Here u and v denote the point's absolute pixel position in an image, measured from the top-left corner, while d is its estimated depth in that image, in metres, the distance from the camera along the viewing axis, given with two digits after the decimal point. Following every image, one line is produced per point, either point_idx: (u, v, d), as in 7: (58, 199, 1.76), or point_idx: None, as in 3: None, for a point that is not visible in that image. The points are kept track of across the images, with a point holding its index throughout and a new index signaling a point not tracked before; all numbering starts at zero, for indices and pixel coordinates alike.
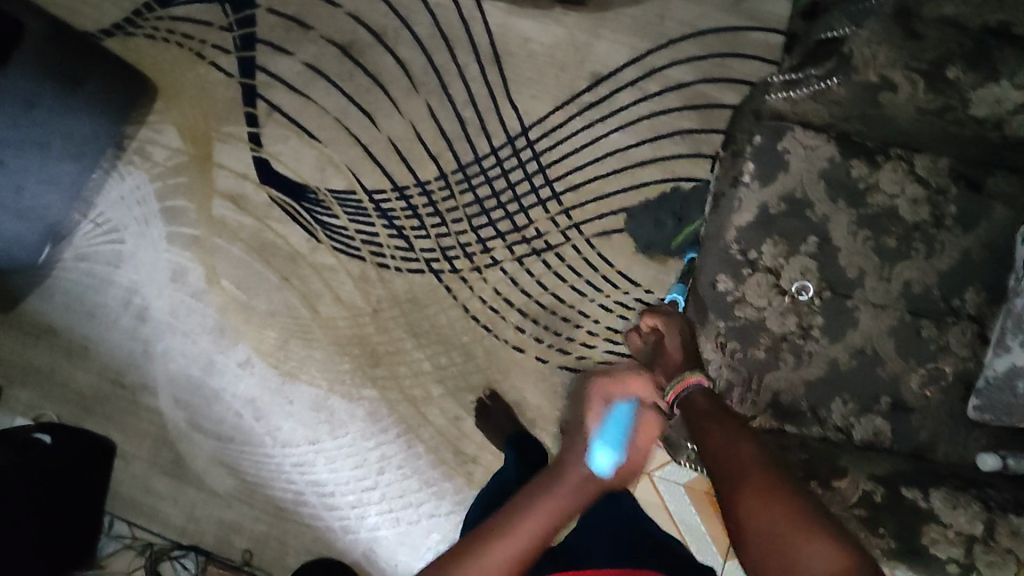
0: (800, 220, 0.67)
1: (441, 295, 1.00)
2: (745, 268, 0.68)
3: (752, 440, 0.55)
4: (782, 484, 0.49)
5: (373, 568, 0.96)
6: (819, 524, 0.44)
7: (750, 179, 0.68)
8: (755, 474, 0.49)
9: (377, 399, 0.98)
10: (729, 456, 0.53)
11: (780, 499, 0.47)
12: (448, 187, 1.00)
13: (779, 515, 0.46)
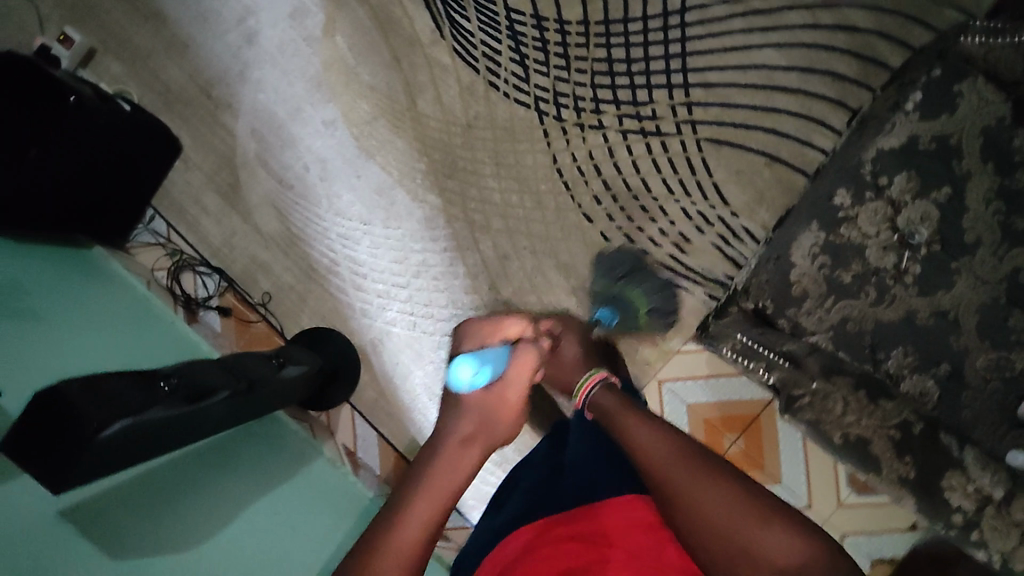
0: (943, 166, 0.66)
1: (537, 136, 0.98)
2: (868, 191, 0.68)
3: (688, 459, 0.44)
4: (757, 521, 0.40)
5: (373, 358, 0.99)
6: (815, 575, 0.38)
7: (912, 108, 0.66)
8: (711, 488, 0.42)
9: (437, 208, 0.99)
10: (679, 501, 0.43)
11: (767, 547, 0.39)
12: (585, 36, 0.97)
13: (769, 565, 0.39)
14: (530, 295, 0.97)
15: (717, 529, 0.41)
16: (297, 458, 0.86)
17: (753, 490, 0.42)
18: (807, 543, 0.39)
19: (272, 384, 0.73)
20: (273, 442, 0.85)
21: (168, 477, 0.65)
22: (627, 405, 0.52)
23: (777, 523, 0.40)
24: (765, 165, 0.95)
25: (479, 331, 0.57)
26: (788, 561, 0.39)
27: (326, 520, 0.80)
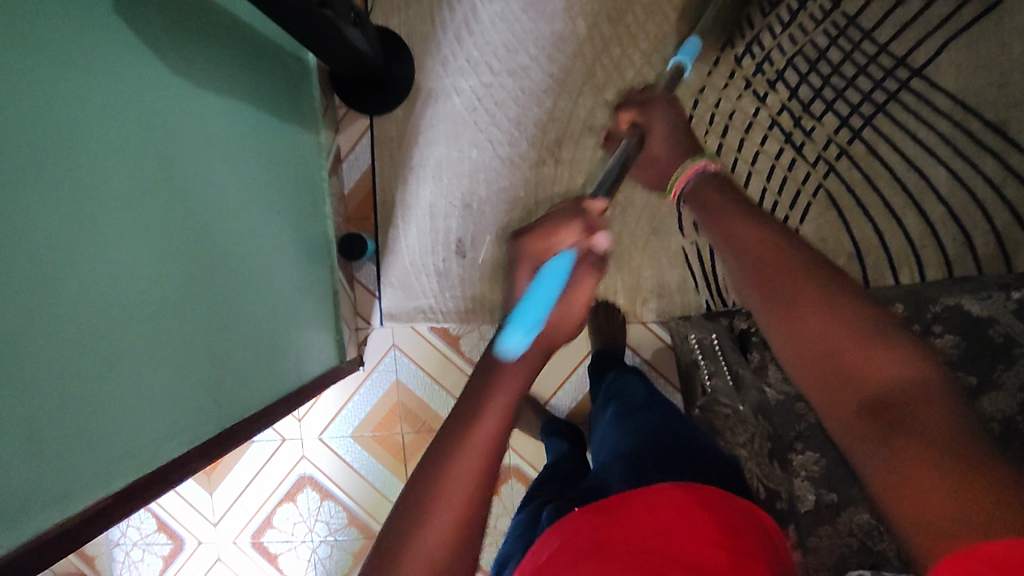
0: (990, 363, 0.62)
1: (706, 57, 0.92)
2: (917, 325, 0.66)
3: (819, 283, 0.41)
4: (872, 353, 0.37)
5: (421, 105, 0.97)
6: (915, 394, 0.35)
7: (1015, 296, 0.63)
8: (805, 301, 0.40)
9: (576, 36, 0.93)
10: (818, 366, 0.39)
11: (876, 367, 0.37)
12: (823, 15, 0.90)
13: (876, 386, 0.36)
14: (579, 174, 0.95)
15: (827, 346, 0.39)
16: (290, 113, 0.85)
17: (869, 323, 0.38)
18: (925, 368, 0.36)
19: (320, 27, 0.70)
20: (284, 83, 0.83)
21: (199, 10, 0.63)
22: (717, 190, 0.55)
23: (898, 344, 0.37)
24: (847, 254, 0.92)
25: (527, 250, 0.50)
26: (904, 379, 0.36)
27: (252, 176, 0.75)
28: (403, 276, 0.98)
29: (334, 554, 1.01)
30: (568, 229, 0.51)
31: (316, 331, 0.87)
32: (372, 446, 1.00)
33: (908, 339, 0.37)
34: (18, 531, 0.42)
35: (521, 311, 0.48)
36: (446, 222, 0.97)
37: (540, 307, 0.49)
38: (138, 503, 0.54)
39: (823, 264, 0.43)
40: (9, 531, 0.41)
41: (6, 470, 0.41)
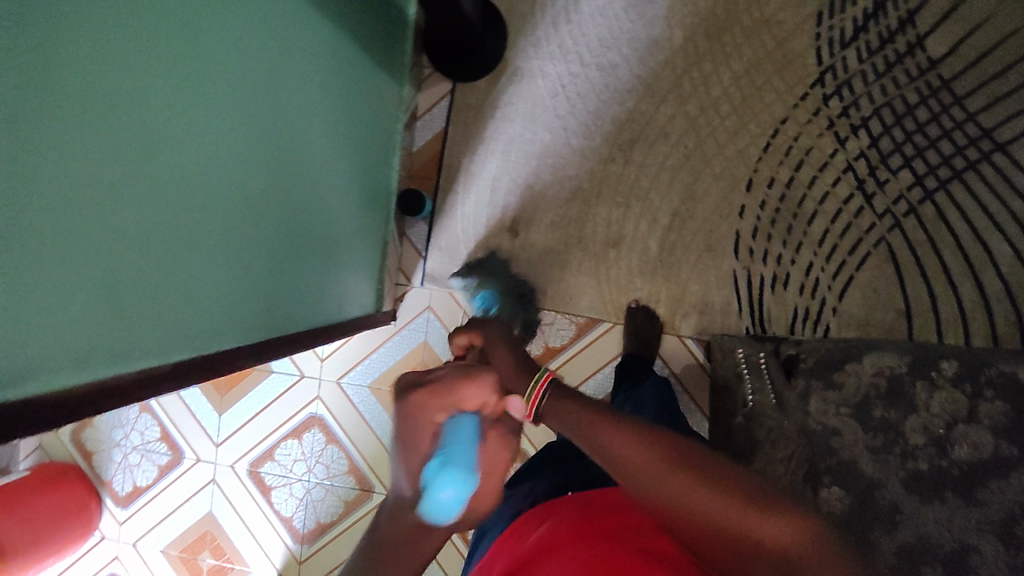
0: None
1: (794, 90, 0.92)
2: (967, 386, 0.63)
3: (685, 463, 0.41)
4: (761, 517, 0.39)
5: (504, 81, 0.98)
6: (820, 561, 0.37)
7: None
8: (691, 485, 0.40)
9: (671, 45, 0.94)
10: (712, 541, 0.40)
11: (768, 535, 0.38)
12: (918, 71, 0.90)
13: (772, 558, 0.38)
14: (644, 178, 0.95)
15: (714, 531, 0.39)
16: (382, 59, 0.86)
17: (747, 485, 0.40)
18: (805, 531, 0.38)
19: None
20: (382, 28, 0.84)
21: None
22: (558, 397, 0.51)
23: (775, 510, 0.39)
24: (897, 311, 0.91)
25: (426, 408, 0.45)
26: (791, 553, 0.38)
27: (336, 106, 0.76)
28: (452, 242, 0.99)
29: (327, 499, 1.01)
30: (469, 388, 0.45)
31: (361, 273, 0.89)
32: (387, 401, 1.00)
33: (780, 498, 0.40)
34: (83, 370, 0.42)
35: (447, 461, 0.43)
36: (505, 199, 0.98)
37: (467, 459, 0.43)
38: (191, 380, 0.53)
39: (713, 451, 0.42)
40: (74, 368, 0.41)
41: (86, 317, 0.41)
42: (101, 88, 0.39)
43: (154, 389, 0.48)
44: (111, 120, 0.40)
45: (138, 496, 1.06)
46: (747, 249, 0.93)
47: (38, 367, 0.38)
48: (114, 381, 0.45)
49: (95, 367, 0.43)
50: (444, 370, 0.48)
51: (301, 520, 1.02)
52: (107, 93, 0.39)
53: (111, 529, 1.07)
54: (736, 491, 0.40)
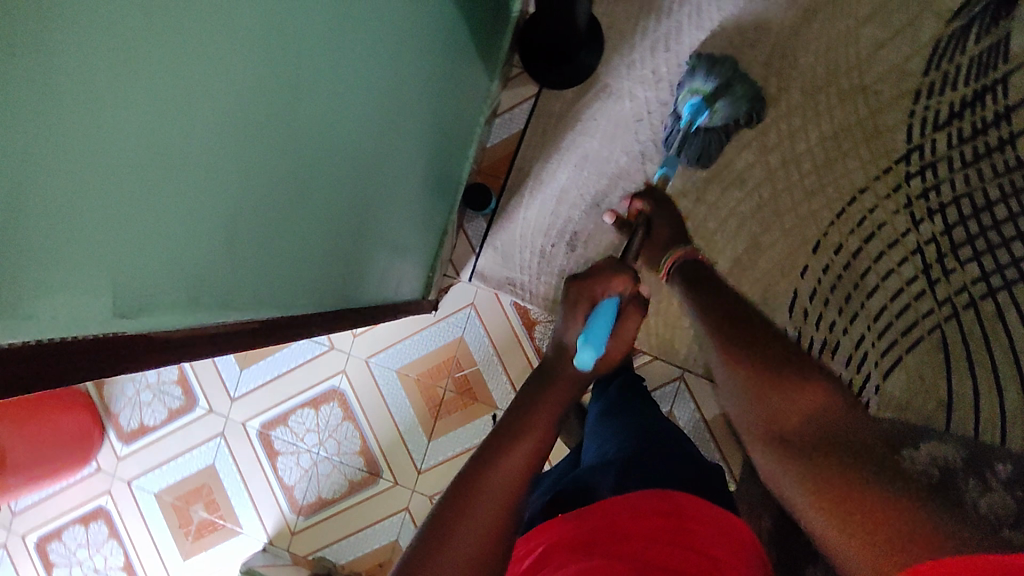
0: None
1: (877, 163, 0.92)
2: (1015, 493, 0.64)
3: (737, 346, 0.56)
4: (802, 390, 0.50)
5: (591, 95, 0.97)
6: (828, 411, 0.49)
7: None
8: (738, 347, 0.56)
9: (765, 93, 0.93)
10: (750, 393, 0.53)
11: (800, 399, 0.50)
12: (1005, 169, 0.90)
13: (796, 411, 0.49)
14: (712, 219, 0.94)
15: (748, 377, 0.54)
16: (479, 48, 0.85)
17: (786, 357, 0.54)
18: (825, 395, 0.49)
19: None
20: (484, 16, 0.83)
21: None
22: (687, 274, 0.70)
23: (813, 380, 0.51)
24: (937, 400, 0.90)
25: (584, 291, 0.66)
26: (819, 411, 0.49)
27: (431, 91, 0.75)
28: (508, 244, 0.98)
29: (332, 475, 1.00)
30: (620, 278, 0.66)
31: (416, 259, 0.88)
32: (411, 389, 0.99)
33: (824, 380, 0.51)
34: (201, 317, 0.40)
35: (588, 337, 0.60)
36: (569, 212, 0.97)
37: (602, 336, 0.61)
38: (271, 338, 0.51)
39: (778, 336, 0.57)
40: (193, 315, 0.39)
41: (208, 277, 0.40)
42: (259, 36, 0.37)
43: (243, 341, 0.46)
44: (261, 70, 0.38)
45: (143, 435, 1.05)
46: (801, 310, 0.92)
47: (167, 306, 0.36)
48: (219, 330, 0.43)
49: (209, 314, 0.41)
50: (598, 267, 0.68)
51: (303, 491, 1.01)
52: (264, 40, 0.38)
53: (107, 462, 1.05)
54: (776, 352, 0.55)
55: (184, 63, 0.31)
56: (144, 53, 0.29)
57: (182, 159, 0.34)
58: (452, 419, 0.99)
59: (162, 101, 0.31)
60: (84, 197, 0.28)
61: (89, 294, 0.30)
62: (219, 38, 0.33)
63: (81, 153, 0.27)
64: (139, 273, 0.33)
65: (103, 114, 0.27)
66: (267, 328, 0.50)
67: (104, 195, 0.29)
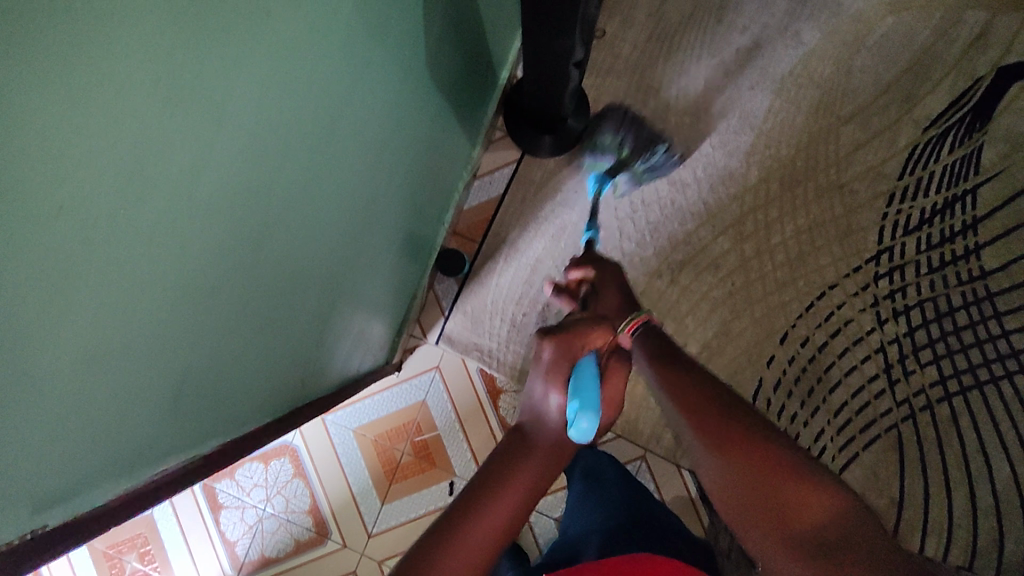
0: None
1: (847, 260, 0.93)
2: None
3: (741, 444, 0.51)
4: (797, 482, 0.47)
5: (574, 167, 0.97)
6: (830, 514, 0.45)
7: None
8: (742, 440, 0.51)
9: (744, 182, 0.95)
10: (767, 512, 0.47)
11: (816, 510, 0.45)
12: (969, 277, 0.92)
13: (797, 515, 0.46)
14: (684, 302, 0.94)
15: (755, 479, 0.48)
16: (461, 113, 0.85)
17: (774, 442, 0.50)
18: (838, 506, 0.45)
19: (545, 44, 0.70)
20: (469, 83, 0.83)
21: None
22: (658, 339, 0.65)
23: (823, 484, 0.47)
24: (890, 499, 0.90)
25: (563, 344, 0.61)
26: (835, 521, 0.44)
27: (407, 165, 0.73)
28: (478, 309, 0.96)
29: (277, 532, 0.97)
30: (594, 334, 0.63)
31: (381, 324, 0.85)
32: (367, 450, 0.96)
33: (821, 475, 0.48)
34: (132, 476, 0.38)
35: (581, 401, 0.57)
36: (542, 282, 0.96)
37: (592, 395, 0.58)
38: (215, 465, 0.49)
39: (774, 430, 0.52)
40: (122, 476, 0.37)
41: (145, 420, 0.37)
42: (229, 178, 0.35)
43: (179, 485, 0.44)
44: (230, 210, 0.36)
45: None
46: (764, 399, 0.92)
47: (91, 479, 0.34)
48: (153, 481, 0.41)
49: (144, 467, 0.39)
50: (569, 323, 0.63)
51: (245, 548, 0.97)
52: (235, 182, 0.36)
53: None
54: (777, 453, 0.49)
55: (142, 233, 0.30)
56: (92, 235, 0.27)
57: (126, 324, 0.31)
58: (407, 483, 0.96)
59: (108, 278, 0.29)
60: (5, 402, 0.26)
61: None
62: (185, 197, 0.32)
63: (4, 367, 0.25)
64: (59, 452, 0.31)
65: (32, 317, 0.25)
66: (216, 458, 0.48)
67: (31, 387, 0.27)
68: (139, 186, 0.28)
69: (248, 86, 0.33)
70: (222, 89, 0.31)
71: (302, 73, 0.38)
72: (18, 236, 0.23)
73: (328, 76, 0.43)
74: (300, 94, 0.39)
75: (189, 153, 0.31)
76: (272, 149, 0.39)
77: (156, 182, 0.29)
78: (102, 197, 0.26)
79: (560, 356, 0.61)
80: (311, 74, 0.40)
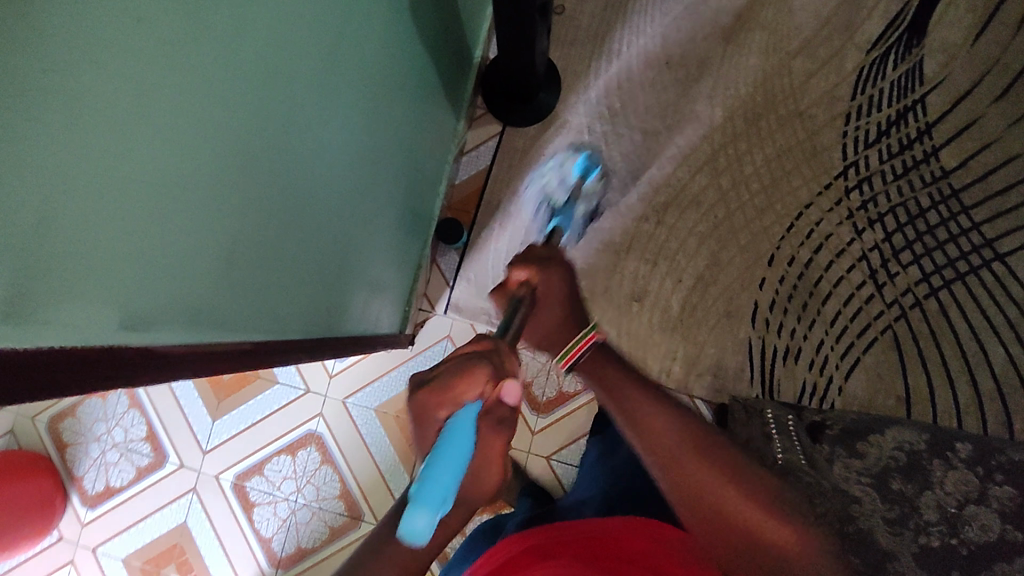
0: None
1: (819, 179, 0.99)
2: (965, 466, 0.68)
3: (710, 467, 0.50)
4: (769, 521, 0.48)
5: (552, 130, 1.02)
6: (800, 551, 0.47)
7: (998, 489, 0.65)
8: (711, 485, 0.50)
9: (712, 122, 1.01)
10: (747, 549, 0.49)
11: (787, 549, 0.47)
12: (932, 179, 0.98)
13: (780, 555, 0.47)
14: (673, 240, 0.99)
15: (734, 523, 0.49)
16: (444, 90, 0.89)
17: (741, 478, 0.50)
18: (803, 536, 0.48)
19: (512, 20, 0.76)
20: (448, 59, 0.87)
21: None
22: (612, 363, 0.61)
23: (786, 514, 0.48)
24: (897, 397, 0.94)
25: (426, 401, 0.51)
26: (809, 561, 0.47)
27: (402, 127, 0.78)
28: (480, 275, 1.00)
29: (312, 522, 0.98)
30: (470, 380, 0.50)
31: (392, 292, 0.89)
32: (391, 426, 0.99)
33: (788, 509, 0.49)
34: (198, 332, 0.40)
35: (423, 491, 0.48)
36: (538, 242, 1.01)
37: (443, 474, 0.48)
38: (264, 359, 0.51)
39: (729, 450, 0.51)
40: (190, 330, 0.40)
41: (210, 290, 0.41)
42: (259, 64, 0.39)
43: (237, 360, 0.47)
44: (262, 97, 0.41)
45: (109, 497, 1.00)
46: (763, 318, 0.97)
47: (168, 319, 0.36)
48: (215, 348, 0.43)
49: (208, 331, 0.42)
50: (448, 365, 0.52)
51: (283, 541, 0.98)
52: (261, 71, 0.40)
53: (69, 529, 0.99)
54: (742, 483, 0.50)
55: (202, 91, 0.34)
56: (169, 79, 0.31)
57: (191, 178, 0.35)
58: None
59: (178, 126, 0.33)
60: (112, 216, 0.29)
61: (102, 307, 0.31)
62: (226, 68, 0.36)
63: (110, 179, 0.29)
64: (151, 292, 0.34)
65: (131, 138, 0.29)
66: (261, 350, 0.51)
67: (127, 214, 0.31)
68: (199, 42, 0.33)
69: None
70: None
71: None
72: (118, 49, 0.27)
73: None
74: (309, 3, 0.44)
75: (231, 22, 0.35)
76: (291, 50, 0.43)
77: (208, 46, 0.34)
78: (171, 45, 0.31)
79: (423, 413, 0.51)
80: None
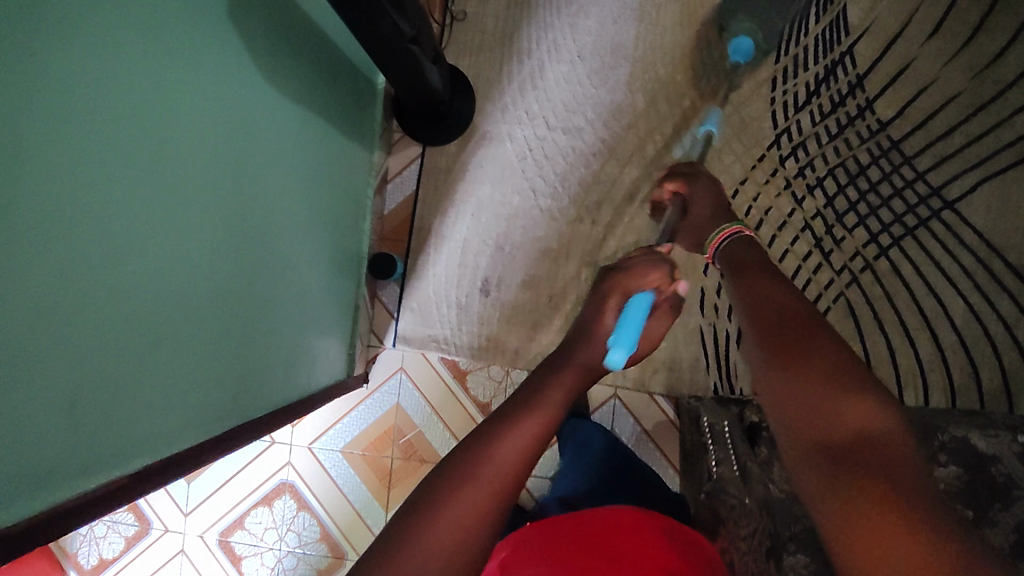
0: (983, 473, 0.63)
1: (751, 152, 0.95)
2: None
3: (802, 329, 0.44)
4: (848, 388, 0.40)
5: (473, 143, 1.00)
6: (883, 440, 0.38)
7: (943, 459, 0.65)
8: (799, 344, 0.43)
9: (633, 109, 0.97)
10: (785, 403, 0.41)
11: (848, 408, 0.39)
12: (869, 133, 0.94)
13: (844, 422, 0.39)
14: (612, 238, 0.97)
15: (818, 368, 0.41)
16: (350, 130, 0.87)
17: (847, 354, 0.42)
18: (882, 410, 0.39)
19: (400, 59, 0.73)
20: (348, 98, 0.85)
21: (283, 19, 0.66)
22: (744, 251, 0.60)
23: (868, 394, 0.40)
24: None
25: (618, 282, 0.53)
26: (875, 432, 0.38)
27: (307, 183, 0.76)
28: (423, 303, 1.00)
29: (299, 567, 1.00)
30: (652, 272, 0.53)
31: (329, 342, 0.88)
32: (360, 465, 1.00)
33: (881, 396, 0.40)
34: (39, 498, 0.41)
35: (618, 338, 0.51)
36: (476, 261, 0.99)
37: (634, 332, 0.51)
38: (148, 488, 0.52)
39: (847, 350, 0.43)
40: (30, 498, 0.40)
41: (50, 442, 0.41)
42: (66, 214, 0.39)
43: (108, 505, 0.47)
44: (74, 244, 0.40)
45: (104, 569, 1.01)
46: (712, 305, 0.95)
47: None
48: (70, 504, 0.43)
49: (58, 487, 0.42)
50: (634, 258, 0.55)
51: None
52: (63, 214, 0.39)
53: None
54: (835, 356, 0.42)
55: None
56: None
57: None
58: (405, 484, 0.99)
59: None
60: None
61: None
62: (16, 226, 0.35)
63: None
64: None
65: None
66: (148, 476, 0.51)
67: None
68: None
69: (54, 129, 0.37)
70: (34, 139, 0.36)
71: (113, 108, 0.42)
72: None
73: (156, 109, 0.46)
74: (122, 127, 0.43)
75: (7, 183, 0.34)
76: (107, 183, 0.43)
77: None
78: None
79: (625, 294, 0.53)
80: (131, 110, 0.44)
